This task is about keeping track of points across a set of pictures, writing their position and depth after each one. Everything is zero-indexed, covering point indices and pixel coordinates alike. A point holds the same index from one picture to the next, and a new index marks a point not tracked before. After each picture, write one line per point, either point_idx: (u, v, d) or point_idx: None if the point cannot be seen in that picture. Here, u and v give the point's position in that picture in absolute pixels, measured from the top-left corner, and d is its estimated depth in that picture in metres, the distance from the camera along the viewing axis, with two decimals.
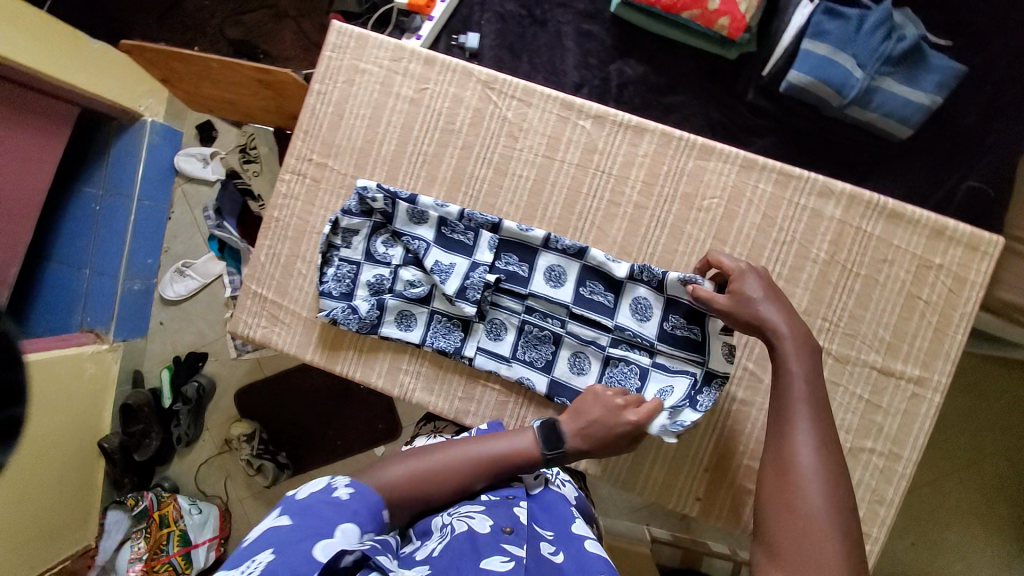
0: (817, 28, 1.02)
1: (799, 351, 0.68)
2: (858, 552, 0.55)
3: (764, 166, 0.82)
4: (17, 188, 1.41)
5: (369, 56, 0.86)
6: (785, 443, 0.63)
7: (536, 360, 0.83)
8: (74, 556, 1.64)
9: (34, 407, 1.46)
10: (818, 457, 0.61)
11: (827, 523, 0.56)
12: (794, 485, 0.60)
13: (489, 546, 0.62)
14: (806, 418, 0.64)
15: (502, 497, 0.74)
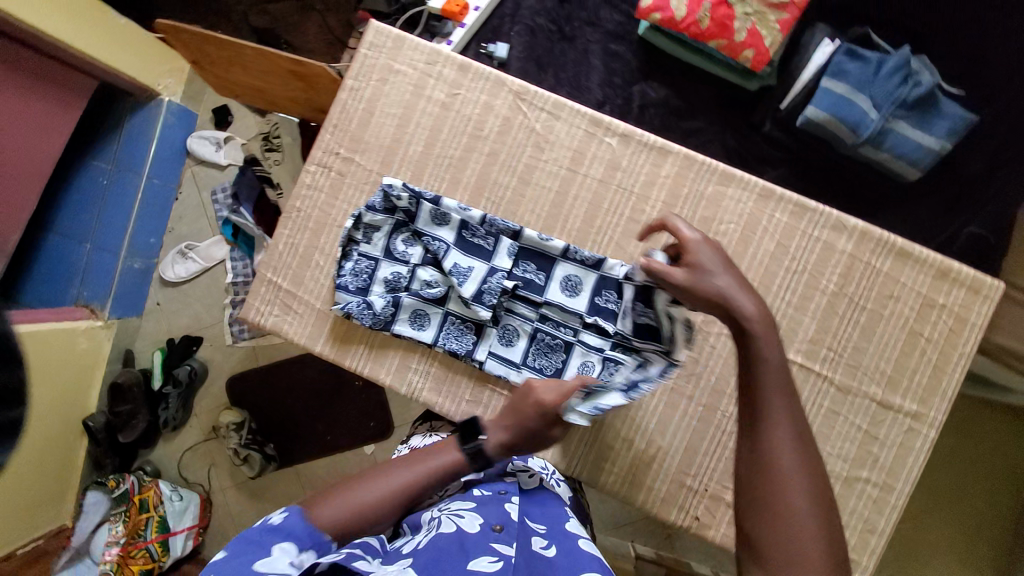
0: (837, 68, 1.06)
1: (765, 333, 0.66)
2: (830, 538, 0.57)
3: (781, 197, 0.83)
4: (26, 155, 1.39)
5: (405, 58, 0.87)
6: (762, 437, 0.61)
7: (546, 367, 0.84)
8: (48, 536, 1.59)
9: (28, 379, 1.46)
10: (795, 446, 0.61)
11: (804, 515, 0.57)
12: (777, 483, 0.59)
13: (478, 545, 0.65)
14: (781, 406, 0.63)
15: (494, 495, 0.77)
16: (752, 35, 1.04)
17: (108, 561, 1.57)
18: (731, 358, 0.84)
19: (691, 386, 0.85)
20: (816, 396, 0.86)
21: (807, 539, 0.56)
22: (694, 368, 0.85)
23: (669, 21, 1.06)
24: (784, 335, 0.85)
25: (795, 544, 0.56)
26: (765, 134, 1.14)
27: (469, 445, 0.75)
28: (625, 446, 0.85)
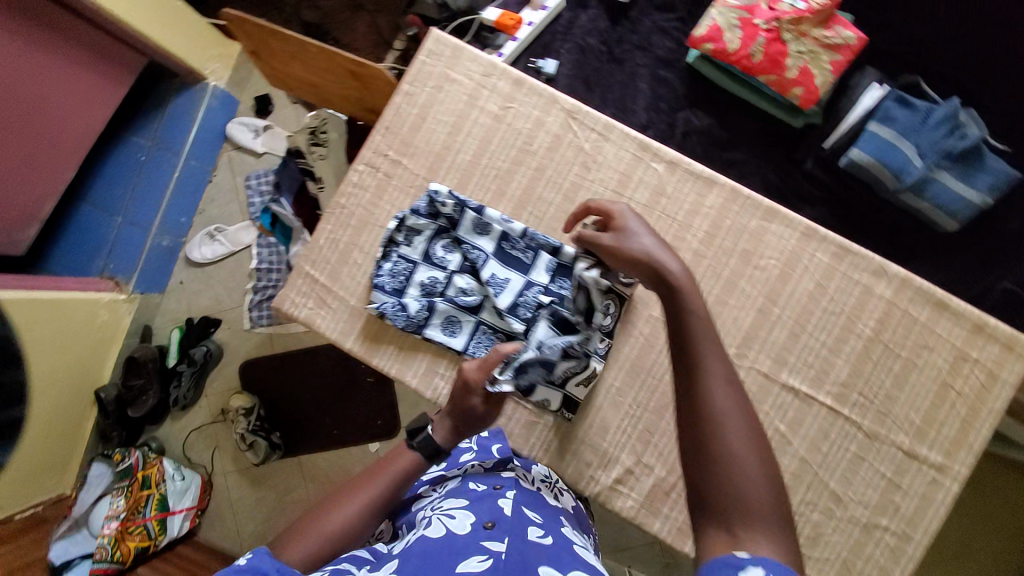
0: (885, 114, 1.07)
1: (691, 286, 0.64)
2: (771, 481, 0.52)
3: (824, 237, 0.83)
4: (65, 122, 1.41)
5: (462, 68, 0.89)
6: (700, 390, 0.57)
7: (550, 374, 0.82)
8: (47, 503, 1.58)
9: (38, 340, 1.45)
10: (732, 388, 0.57)
11: (748, 462, 0.53)
12: (723, 438, 0.54)
13: (468, 545, 0.61)
14: (712, 350, 0.59)
15: (488, 492, 0.74)
16: (804, 73, 1.07)
17: (106, 535, 1.55)
18: (759, 394, 0.82)
19: None
20: (842, 440, 0.83)
21: (759, 489, 0.52)
22: None
23: (721, 52, 1.08)
24: (816, 375, 0.83)
25: (750, 497, 0.51)
26: (807, 172, 1.14)
27: (418, 439, 0.76)
28: (644, 473, 0.83)
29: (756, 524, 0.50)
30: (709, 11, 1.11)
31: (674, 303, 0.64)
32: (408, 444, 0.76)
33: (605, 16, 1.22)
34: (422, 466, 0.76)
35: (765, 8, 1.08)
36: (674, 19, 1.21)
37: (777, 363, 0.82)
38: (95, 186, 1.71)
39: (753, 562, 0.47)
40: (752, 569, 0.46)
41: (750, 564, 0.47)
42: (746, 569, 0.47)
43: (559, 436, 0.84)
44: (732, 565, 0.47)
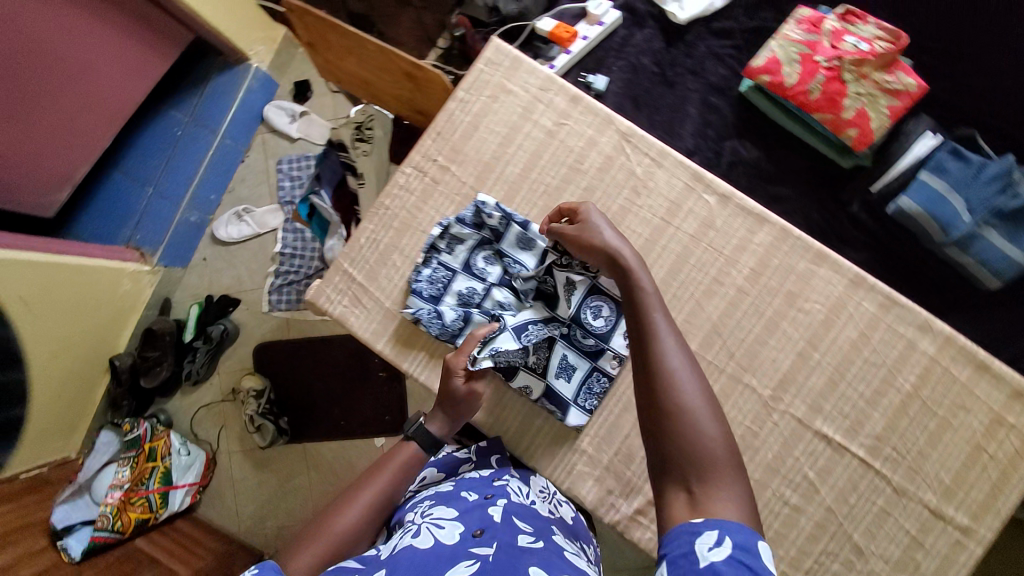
0: (937, 164, 1.05)
1: (639, 263, 0.69)
2: (721, 426, 0.56)
3: (872, 286, 0.80)
4: (110, 89, 1.40)
5: (519, 80, 0.88)
6: (654, 364, 0.60)
7: (536, 366, 0.82)
8: (51, 465, 1.60)
9: (50, 306, 1.44)
10: (685, 359, 0.60)
11: (696, 410, 0.56)
12: (679, 409, 0.57)
13: (455, 553, 0.61)
14: (663, 325, 0.63)
15: (478, 501, 0.73)
16: (861, 116, 1.04)
17: (107, 504, 1.52)
18: (791, 439, 0.79)
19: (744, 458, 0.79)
20: (869, 492, 0.78)
21: (715, 452, 0.55)
22: (751, 441, 0.79)
23: (777, 86, 1.08)
24: (850, 426, 0.79)
25: (706, 461, 0.54)
26: (852, 214, 1.12)
27: (412, 429, 0.79)
28: None
29: (713, 485, 0.53)
30: (769, 43, 1.11)
31: (631, 287, 0.67)
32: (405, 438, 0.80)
33: (660, 38, 1.22)
34: (422, 457, 0.81)
35: (828, 46, 1.07)
36: (730, 46, 1.20)
37: (812, 410, 0.79)
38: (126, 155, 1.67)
39: (709, 526, 0.50)
40: (708, 533, 0.49)
41: (706, 530, 0.50)
42: (702, 535, 0.49)
43: (585, 462, 0.82)
44: (690, 531, 0.50)
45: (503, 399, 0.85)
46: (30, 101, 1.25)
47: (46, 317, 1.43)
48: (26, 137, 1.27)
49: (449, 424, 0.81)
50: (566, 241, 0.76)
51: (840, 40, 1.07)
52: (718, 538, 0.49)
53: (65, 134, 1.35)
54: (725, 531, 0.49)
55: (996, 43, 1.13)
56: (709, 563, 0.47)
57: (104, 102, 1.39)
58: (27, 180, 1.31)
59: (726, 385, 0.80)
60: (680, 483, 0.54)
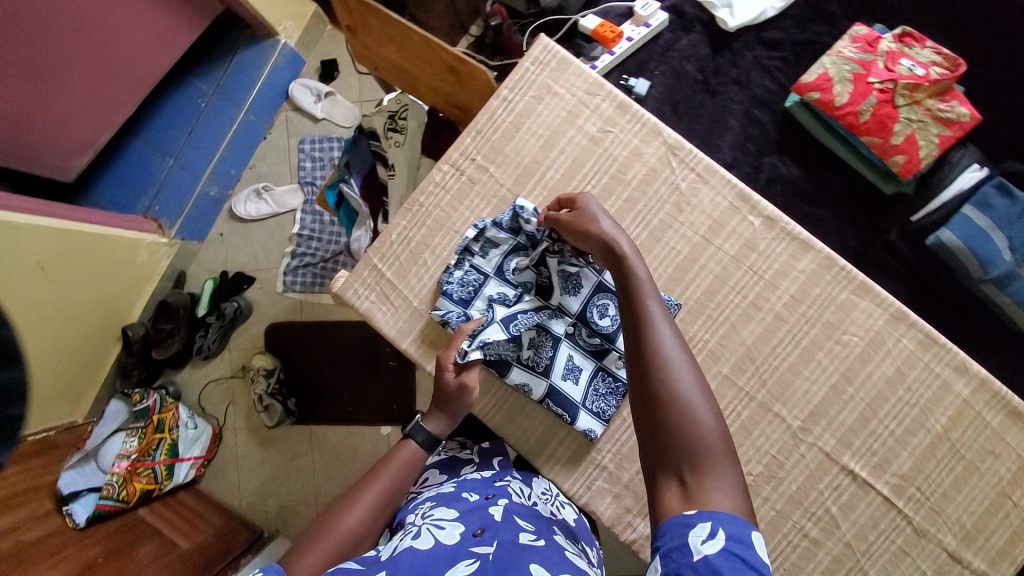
0: (982, 200, 1.03)
1: (634, 250, 0.67)
2: (714, 414, 0.55)
3: (913, 323, 0.78)
4: (137, 59, 1.30)
5: (566, 81, 0.86)
6: (649, 353, 0.58)
7: (537, 364, 0.80)
8: (58, 429, 1.49)
9: (59, 267, 1.34)
10: (680, 348, 0.59)
11: (692, 399, 0.55)
12: (674, 400, 0.56)
13: (456, 551, 0.60)
14: (658, 314, 0.61)
15: (479, 503, 0.73)
16: (909, 142, 1.03)
17: (113, 473, 1.40)
18: (816, 472, 0.78)
19: (768, 488, 0.78)
20: (889, 530, 0.77)
21: (709, 442, 0.54)
22: (776, 471, 0.78)
23: (827, 103, 1.07)
24: (877, 463, 0.78)
25: (699, 451, 0.53)
26: (889, 242, 1.11)
27: (410, 427, 0.78)
28: None
29: (707, 475, 0.52)
30: (822, 59, 1.10)
31: (626, 277, 0.65)
32: (404, 438, 0.78)
33: (706, 44, 1.21)
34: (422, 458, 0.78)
35: (883, 67, 1.05)
36: (778, 58, 1.19)
37: (841, 444, 0.78)
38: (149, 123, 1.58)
39: (703, 518, 0.50)
40: (702, 526, 0.49)
41: (699, 522, 0.49)
42: (696, 527, 0.49)
43: (604, 478, 0.81)
44: (683, 523, 0.50)
45: (495, 394, 0.84)
46: (59, 63, 1.16)
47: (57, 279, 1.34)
48: (50, 100, 1.18)
49: (447, 424, 0.79)
50: (563, 229, 0.74)
51: (896, 62, 1.05)
52: (711, 530, 0.48)
53: (89, 103, 1.26)
54: (718, 522, 0.49)
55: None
56: (702, 556, 0.47)
57: (132, 66, 1.30)
58: (48, 145, 1.23)
59: (755, 413, 0.79)
60: (674, 471, 0.53)
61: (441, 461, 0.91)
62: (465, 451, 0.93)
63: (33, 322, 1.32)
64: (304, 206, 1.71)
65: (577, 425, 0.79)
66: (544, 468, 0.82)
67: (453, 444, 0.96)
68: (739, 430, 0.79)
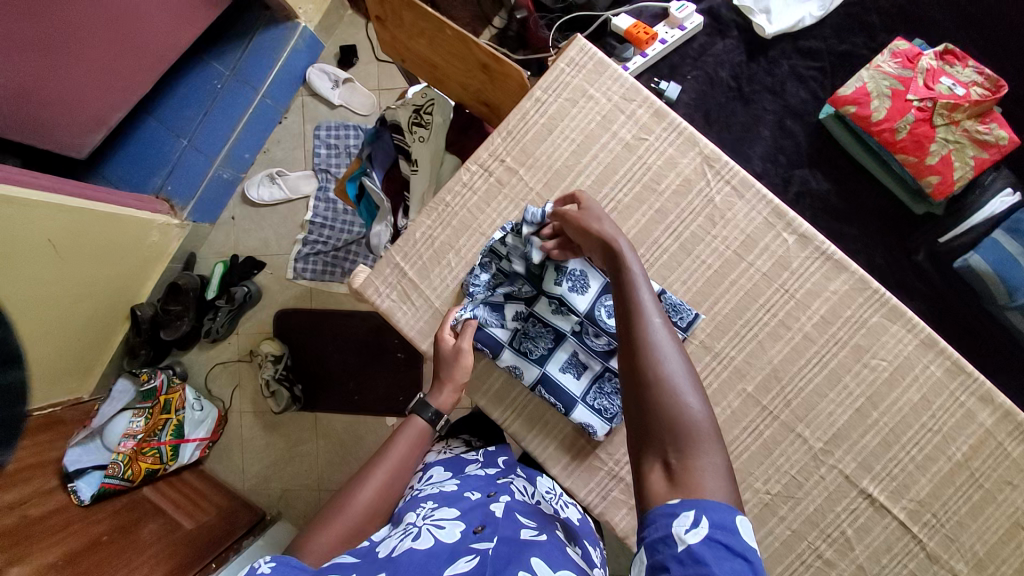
0: (1014, 225, 1.03)
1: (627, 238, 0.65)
2: (700, 399, 0.53)
3: (942, 350, 0.77)
4: (152, 36, 1.26)
5: (601, 85, 0.83)
6: (636, 336, 0.57)
7: (530, 352, 0.80)
8: (64, 405, 1.47)
9: (75, 251, 1.29)
10: (668, 330, 0.57)
11: (678, 383, 0.54)
12: (660, 383, 0.54)
13: (456, 549, 0.59)
14: (647, 296, 0.59)
15: (480, 500, 0.71)
16: (945, 162, 1.04)
17: (119, 452, 1.35)
18: (835, 494, 0.77)
19: (785, 508, 0.78)
20: (903, 555, 0.76)
21: (697, 427, 0.52)
22: (795, 491, 0.78)
23: (863, 118, 1.08)
24: (896, 489, 0.77)
25: (685, 435, 0.51)
26: (916, 263, 1.12)
27: (414, 404, 0.78)
28: None
29: (692, 460, 0.51)
30: (861, 73, 1.10)
31: (619, 266, 0.64)
32: (409, 415, 0.78)
33: (742, 50, 1.23)
34: (428, 434, 0.79)
35: (922, 85, 1.05)
36: (814, 68, 1.20)
37: (861, 468, 0.77)
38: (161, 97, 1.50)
39: (687, 506, 0.48)
40: (686, 514, 0.47)
41: (683, 510, 0.48)
42: (680, 516, 0.47)
43: (619, 490, 0.80)
44: (667, 512, 0.48)
45: (508, 398, 0.84)
46: (77, 36, 1.12)
47: (73, 262, 1.30)
48: (67, 73, 1.15)
49: (451, 393, 0.79)
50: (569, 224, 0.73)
51: (936, 81, 1.05)
52: (694, 518, 0.47)
53: (105, 80, 1.23)
54: (701, 509, 0.47)
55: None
56: (686, 545, 0.46)
57: (147, 41, 1.26)
58: (65, 119, 1.19)
59: (778, 432, 0.78)
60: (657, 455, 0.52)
61: (444, 458, 0.87)
62: (470, 451, 0.91)
63: (47, 305, 1.28)
64: (318, 194, 1.68)
65: (573, 417, 0.78)
66: (560, 478, 0.82)
67: (459, 442, 0.95)
68: (760, 448, 0.78)
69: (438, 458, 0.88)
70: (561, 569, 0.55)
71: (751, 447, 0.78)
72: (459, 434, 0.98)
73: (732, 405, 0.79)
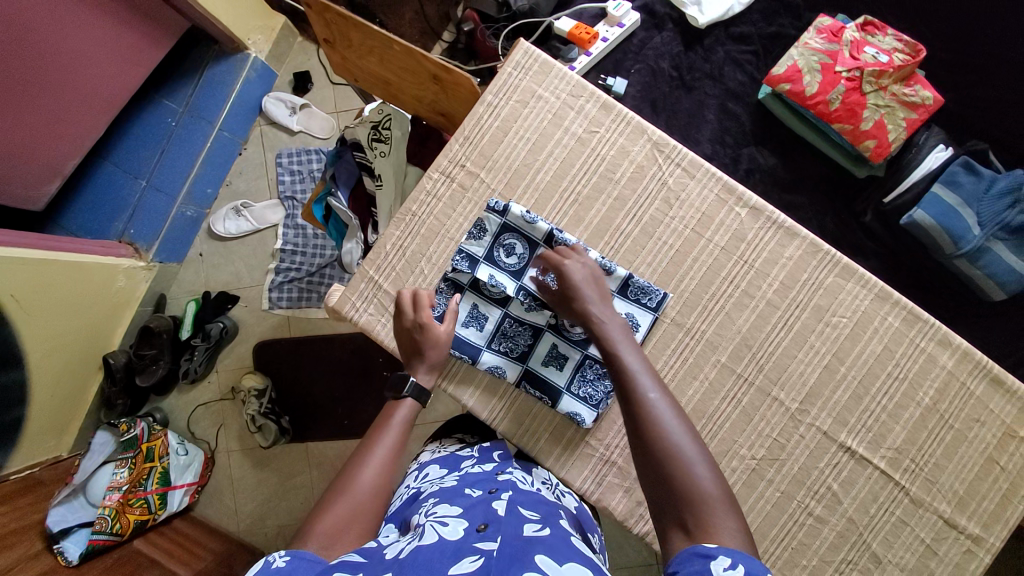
0: (950, 177, 1.11)
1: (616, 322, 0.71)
2: (714, 472, 0.58)
3: (897, 302, 0.82)
4: (98, 78, 1.23)
5: (549, 85, 0.87)
6: (643, 416, 0.62)
7: (511, 350, 0.83)
8: (43, 466, 1.38)
9: (37, 304, 1.24)
10: (667, 403, 0.63)
11: (689, 460, 0.58)
12: (673, 459, 0.59)
13: (460, 547, 0.54)
14: (644, 371, 0.65)
15: (482, 497, 0.67)
16: (879, 127, 1.12)
17: (106, 506, 1.31)
18: (817, 450, 0.81)
19: (772, 471, 0.81)
20: (888, 502, 0.80)
21: (708, 493, 0.56)
22: (779, 453, 0.81)
23: (798, 93, 1.16)
24: (873, 438, 0.81)
25: (699, 499, 0.56)
26: (865, 224, 1.22)
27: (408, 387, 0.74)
28: None
29: (710, 521, 0.55)
30: (791, 52, 1.18)
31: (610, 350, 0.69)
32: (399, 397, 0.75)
33: (679, 41, 1.30)
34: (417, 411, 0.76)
35: (848, 56, 1.13)
36: (748, 52, 1.28)
37: (837, 422, 0.81)
38: (115, 141, 1.47)
39: (722, 551, 0.51)
40: (722, 557, 0.51)
41: (719, 554, 0.51)
42: (716, 558, 0.51)
43: (615, 474, 0.82)
44: (702, 554, 0.52)
45: (494, 397, 0.85)
46: (26, 89, 1.11)
47: (35, 315, 1.24)
48: (17, 127, 1.13)
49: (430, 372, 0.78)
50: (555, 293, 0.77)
51: (860, 51, 1.13)
52: (731, 562, 0.50)
53: (53, 130, 1.20)
54: (737, 557, 0.50)
55: (995, 71, 1.20)
56: None
57: (94, 86, 1.23)
58: (16, 175, 1.17)
59: (755, 398, 0.82)
60: (679, 528, 0.56)
61: (439, 457, 0.88)
62: (465, 447, 0.91)
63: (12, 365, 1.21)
64: (285, 220, 1.65)
65: (560, 407, 0.81)
66: (554, 470, 0.84)
67: (453, 441, 0.95)
68: (741, 416, 0.82)
69: (432, 457, 0.89)
70: (568, 563, 0.51)
71: (732, 415, 0.82)
72: (452, 434, 0.98)
73: (710, 376, 0.82)
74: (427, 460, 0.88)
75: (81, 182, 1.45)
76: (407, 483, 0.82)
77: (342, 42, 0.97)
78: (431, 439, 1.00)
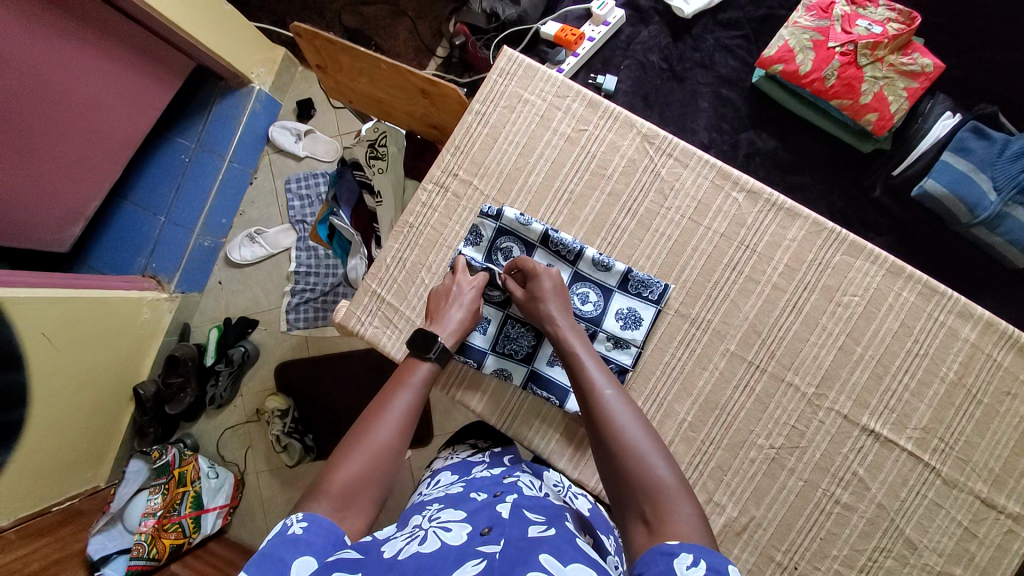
0: (960, 144, 1.07)
1: (574, 331, 0.74)
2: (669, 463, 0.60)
3: (911, 276, 0.79)
4: (112, 122, 1.30)
5: (535, 88, 0.88)
6: (598, 411, 0.65)
7: (516, 352, 0.83)
8: (82, 496, 1.43)
9: (68, 342, 1.29)
10: (622, 399, 0.66)
11: (644, 451, 0.60)
12: (627, 451, 0.60)
13: (462, 552, 0.53)
14: (600, 371, 0.69)
15: (486, 501, 0.67)
16: (879, 99, 1.10)
17: (142, 532, 1.35)
18: (838, 436, 0.78)
19: (793, 459, 0.78)
20: (919, 485, 0.77)
21: (664, 484, 0.57)
22: (799, 440, 0.79)
23: (792, 73, 1.14)
24: (897, 420, 0.78)
25: (655, 490, 0.57)
26: (875, 200, 1.19)
27: (436, 351, 0.74)
28: (715, 511, 0.79)
29: (667, 510, 0.55)
30: (781, 33, 1.17)
31: (568, 355, 0.72)
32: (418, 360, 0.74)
33: (667, 33, 1.30)
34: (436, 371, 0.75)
35: (840, 31, 1.11)
36: (738, 37, 1.28)
37: (858, 405, 0.78)
38: (137, 182, 1.57)
39: (685, 548, 0.50)
40: (684, 554, 0.49)
41: (682, 550, 0.50)
42: (679, 555, 0.49)
43: None
44: (665, 552, 0.50)
45: (504, 401, 0.85)
46: (44, 140, 1.18)
47: (68, 353, 1.29)
48: (39, 175, 1.20)
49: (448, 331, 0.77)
50: (519, 303, 0.78)
51: (852, 25, 1.11)
52: (693, 558, 0.49)
53: (70, 173, 1.27)
54: (700, 553, 0.49)
55: (1001, 31, 1.16)
56: None
57: (108, 130, 1.30)
58: (41, 219, 1.25)
59: (768, 385, 0.80)
60: (636, 516, 0.56)
61: (451, 463, 0.87)
62: (477, 453, 0.89)
63: (51, 401, 1.26)
64: (296, 243, 1.69)
65: (567, 407, 0.81)
66: (567, 471, 0.83)
67: (465, 447, 0.93)
68: (756, 404, 0.80)
69: (444, 463, 0.88)
70: (573, 564, 0.50)
71: (747, 404, 0.80)
72: (465, 440, 0.96)
73: (719, 366, 0.81)
74: (440, 467, 0.87)
75: (109, 222, 1.56)
76: (420, 490, 0.81)
77: (334, 65, 1.00)
78: (445, 445, 0.98)
